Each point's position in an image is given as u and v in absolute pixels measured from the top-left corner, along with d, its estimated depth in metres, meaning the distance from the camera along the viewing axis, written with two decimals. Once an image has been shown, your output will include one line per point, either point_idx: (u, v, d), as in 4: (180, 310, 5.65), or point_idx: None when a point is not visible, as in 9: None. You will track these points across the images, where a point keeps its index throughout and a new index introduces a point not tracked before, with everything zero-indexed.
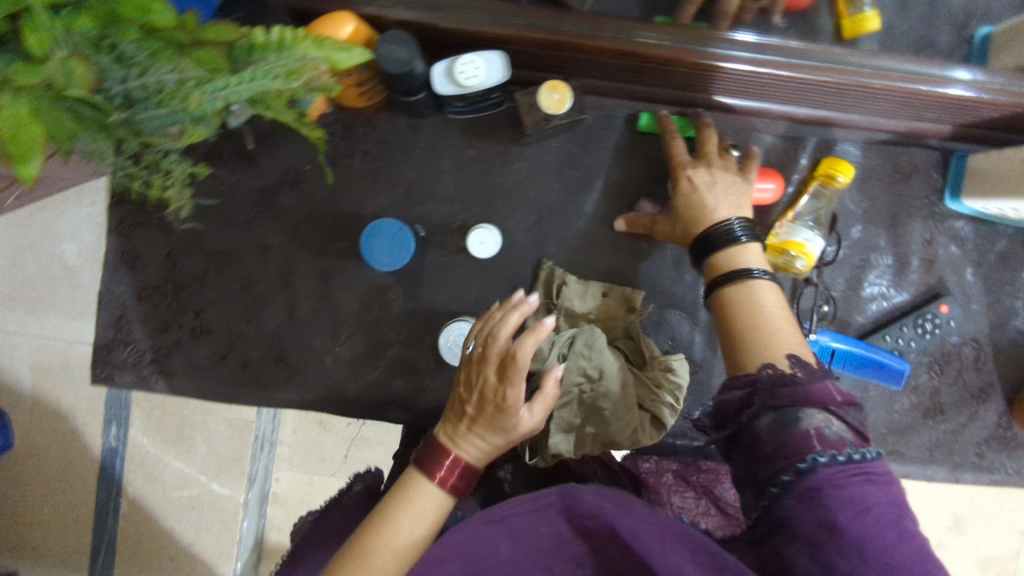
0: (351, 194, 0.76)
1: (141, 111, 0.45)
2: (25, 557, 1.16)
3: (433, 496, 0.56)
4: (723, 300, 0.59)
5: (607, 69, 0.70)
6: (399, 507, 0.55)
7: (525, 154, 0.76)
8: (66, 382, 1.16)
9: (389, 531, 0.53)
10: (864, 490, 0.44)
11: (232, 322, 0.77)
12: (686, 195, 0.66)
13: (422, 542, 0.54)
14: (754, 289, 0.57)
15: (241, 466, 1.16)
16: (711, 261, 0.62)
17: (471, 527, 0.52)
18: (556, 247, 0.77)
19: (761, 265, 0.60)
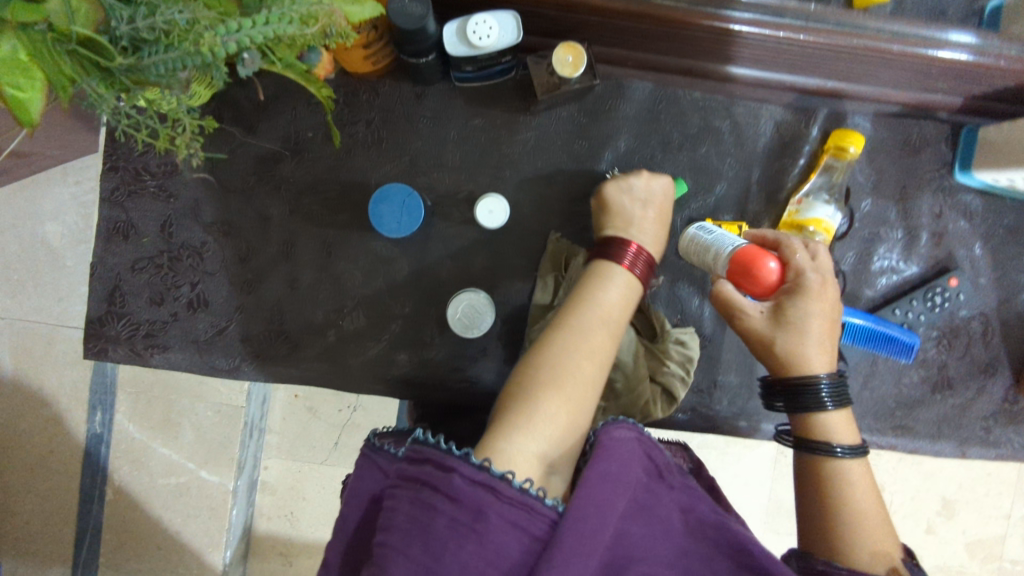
0: (354, 163, 0.74)
1: (148, 55, 0.42)
2: (9, 545, 1.13)
3: (623, 278, 0.64)
4: (822, 472, 0.57)
5: (620, 33, 0.69)
6: (595, 283, 0.63)
7: (533, 123, 0.74)
8: (51, 365, 1.12)
9: (592, 308, 0.61)
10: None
11: (232, 294, 0.74)
12: (803, 324, 0.58)
13: (619, 311, 0.62)
14: (846, 472, 0.57)
15: (229, 453, 1.13)
16: (804, 420, 0.59)
17: (634, 451, 0.53)
18: (564, 220, 0.75)
19: (849, 437, 0.58)
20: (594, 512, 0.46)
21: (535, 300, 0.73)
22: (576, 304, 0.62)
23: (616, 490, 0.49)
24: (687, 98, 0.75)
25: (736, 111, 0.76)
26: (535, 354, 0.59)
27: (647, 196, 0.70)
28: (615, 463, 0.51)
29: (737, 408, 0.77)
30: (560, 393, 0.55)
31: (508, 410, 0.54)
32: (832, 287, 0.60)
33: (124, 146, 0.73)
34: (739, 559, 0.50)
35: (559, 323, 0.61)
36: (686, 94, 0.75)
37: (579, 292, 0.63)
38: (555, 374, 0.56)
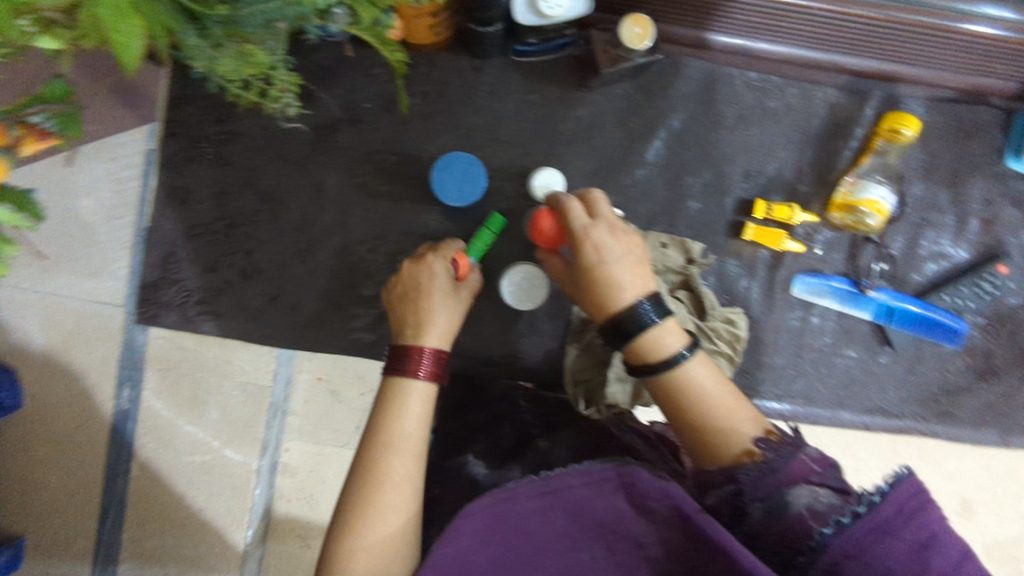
0: (410, 135, 0.74)
1: (247, 5, 0.42)
2: (34, 518, 1.13)
3: (421, 392, 0.57)
4: (666, 394, 0.51)
5: (684, 6, 0.71)
6: (388, 410, 0.56)
7: (589, 100, 0.75)
8: (78, 342, 1.11)
9: (379, 435, 0.54)
10: (890, 543, 0.38)
11: (284, 263, 0.74)
12: (598, 263, 0.53)
13: (420, 428, 0.56)
14: (687, 376, 0.51)
15: (257, 432, 1.13)
16: (633, 352, 0.52)
17: (524, 502, 0.49)
18: (616, 197, 0.76)
19: (684, 344, 0.51)
20: (506, 526, 0.49)
21: None
22: (370, 439, 0.54)
23: (498, 537, 0.48)
24: (742, 78, 0.76)
25: (790, 93, 0.76)
26: (363, 487, 0.52)
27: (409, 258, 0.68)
28: (484, 523, 0.48)
29: (782, 389, 0.78)
30: (391, 509, 0.51)
31: (340, 535, 0.50)
32: (617, 228, 0.56)
33: (183, 112, 0.74)
34: (680, 529, 0.44)
35: (379, 439, 0.54)
36: (740, 73, 0.76)
37: (371, 424, 0.55)
38: (372, 498, 0.51)
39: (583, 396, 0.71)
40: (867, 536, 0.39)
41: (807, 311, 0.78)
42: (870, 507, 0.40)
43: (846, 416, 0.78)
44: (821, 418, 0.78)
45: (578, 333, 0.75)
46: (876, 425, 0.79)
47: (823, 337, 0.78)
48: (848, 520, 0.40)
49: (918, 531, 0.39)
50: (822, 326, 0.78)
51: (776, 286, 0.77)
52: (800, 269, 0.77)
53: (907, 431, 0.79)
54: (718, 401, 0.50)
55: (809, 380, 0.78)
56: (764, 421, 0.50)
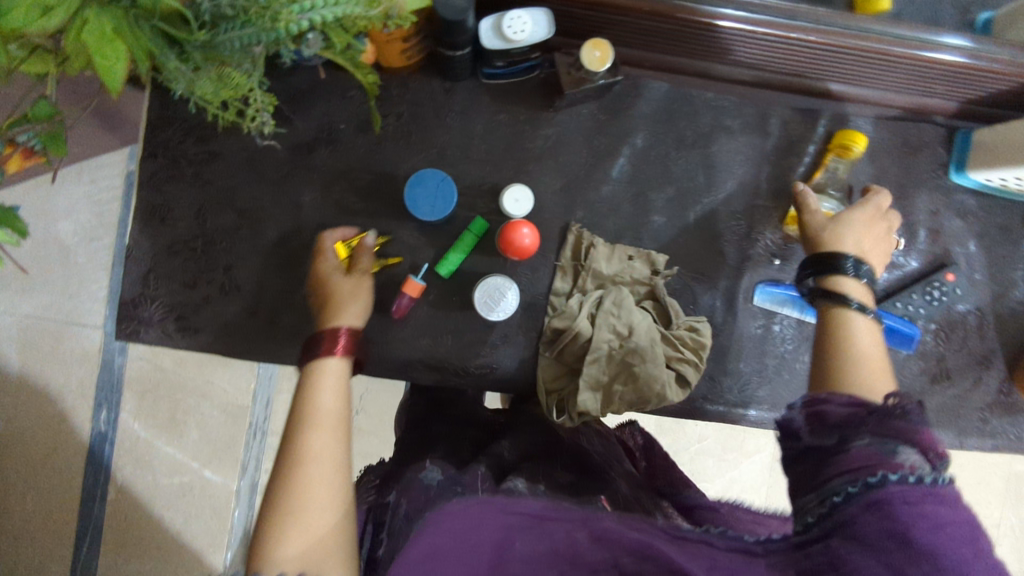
0: (385, 154, 0.77)
1: (225, 32, 0.45)
2: (5, 547, 1.10)
3: (335, 368, 0.65)
4: (836, 324, 0.66)
5: (645, 35, 0.75)
6: (308, 389, 0.62)
7: (556, 120, 0.78)
8: (55, 365, 1.12)
9: (302, 416, 0.60)
10: (938, 512, 0.45)
11: (262, 278, 0.76)
12: (831, 233, 0.72)
13: (338, 401, 0.62)
14: (852, 315, 0.66)
15: (235, 453, 1.13)
16: (824, 281, 0.69)
17: (491, 515, 0.52)
18: (583, 212, 0.79)
19: (863, 298, 0.68)
20: (480, 540, 0.51)
21: (552, 289, 0.77)
22: (292, 420, 0.61)
23: (465, 545, 0.51)
24: (701, 98, 0.80)
25: (747, 112, 0.81)
26: (289, 461, 0.57)
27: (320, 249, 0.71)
28: (457, 527, 0.51)
29: (748, 396, 0.80)
30: (317, 484, 0.56)
31: (272, 513, 0.54)
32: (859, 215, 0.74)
33: (162, 133, 0.76)
34: (652, 559, 0.51)
35: (300, 416, 0.60)
36: (699, 95, 0.80)
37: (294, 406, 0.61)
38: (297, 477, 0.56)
39: (555, 405, 0.76)
40: (925, 498, 0.45)
41: (769, 319, 0.81)
42: (929, 481, 0.46)
43: None
44: None
45: (548, 344, 0.76)
46: None
47: (785, 344, 0.81)
48: (907, 481, 0.46)
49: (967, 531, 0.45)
50: (784, 333, 0.81)
51: (738, 295, 0.81)
52: (761, 280, 0.81)
53: None
54: (876, 354, 0.64)
55: (775, 387, 0.81)
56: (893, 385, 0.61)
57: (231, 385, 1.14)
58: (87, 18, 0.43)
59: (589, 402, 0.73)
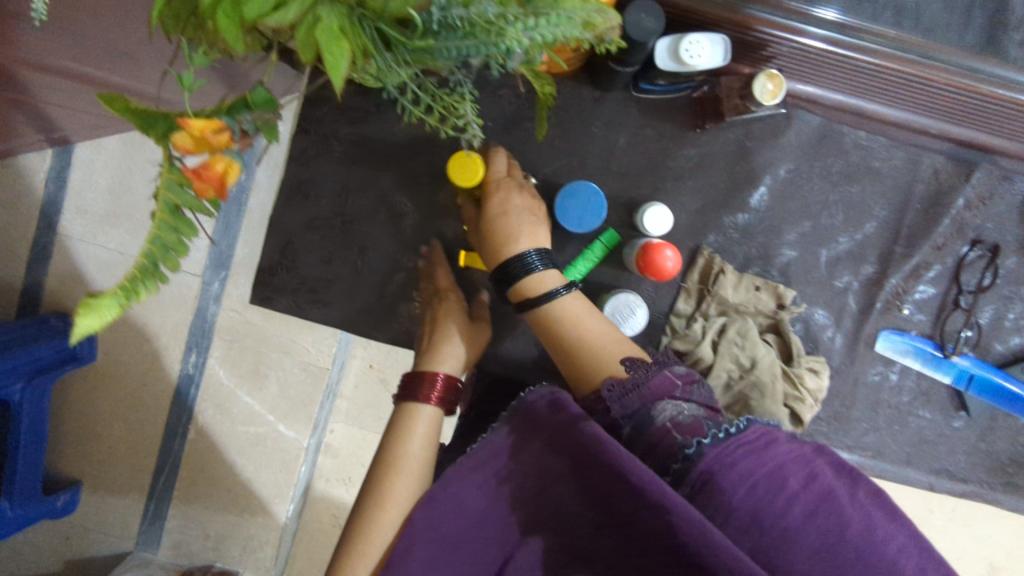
0: (527, 156, 0.78)
1: (444, 40, 0.45)
2: (90, 468, 1.15)
3: (429, 415, 0.64)
4: (547, 322, 0.61)
5: (805, 65, 0.71)
6: (400, 429, 0.63)
7: (700, 141, 0.78)
8: (153, 304, 1.10)
9: (392, 454, 0.60)
10: (753, 462, 0.45)
11: (394, 262, 0.79)
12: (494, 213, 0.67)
13: (427, 446, 0.62)
14: (564, 305, 0.61)
15: (310, 410, 1.13)
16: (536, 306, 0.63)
17: (460, 477, 0.54)
18: (715, 237, 0.79)
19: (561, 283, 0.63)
20: (453, 503, 0.53)
21: (674, 310, 0.78)
22: (380, 462, 0.60)
23: (439, 517, 0.53)
24: (851, 137, 0.79)
25: (897, 155, 0.79)
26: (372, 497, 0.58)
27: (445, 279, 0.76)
28: (427, 522, 0.53)
29: (851, 439, 0.80)
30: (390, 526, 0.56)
31: (347, 542, 0.56)
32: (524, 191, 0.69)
33: (317, 111, 0.78)
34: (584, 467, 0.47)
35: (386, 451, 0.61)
36: (851, 133, 0.79)
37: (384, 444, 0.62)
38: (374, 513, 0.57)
39: None
40: (736, 454, 0.46)
41: (888, 368, 0.80)
42: (729, 433, 0.47)
43: (912, 474, 0.81)
44: (888, 470, 0.81)
45: None
46: (941, 487, 0.81)
47: (900, 394, 0.80)
48: (722, 437, 0.47)
49: (773, 457, 0.45)
50: (901, 383, 0.80)
51: (860, 339, 0.80)
52: (885, 326, 0.80)
53: (970, 495, 0.81)
54: (599, 333, 0.60)
55: (880, 436, 0.81)
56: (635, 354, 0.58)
57: (315, 345, 1.12)
58: (321, 15, 0.42)
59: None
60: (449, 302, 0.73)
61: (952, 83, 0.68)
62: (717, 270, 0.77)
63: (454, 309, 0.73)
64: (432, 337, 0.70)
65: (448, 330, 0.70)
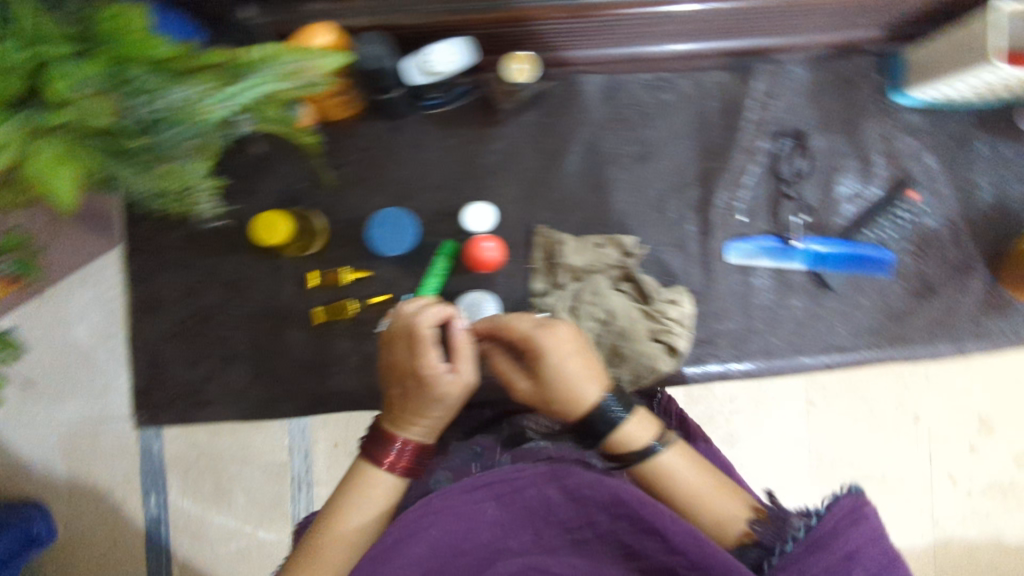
0: (349, 201, 0.81)
1: (161, 133, 0.49)
2: None
3: (384, 488, 0.63)
4: (644, 476, 0.61)
5: (566, 34, 0.75)
6: (347, 493, 0.62)
7: (502, 134, 0.82)
8: (94, 460, 1.08)
9: (330, 521, 0.61)
10: (844, 539, 0.53)
11: (260, 341, 0.80)
12: (553, 368, 0.61)
13: (374, 523, 0.61)
14: (663, 466, 0.60)
15: (285, 507, 1.09)
16: (609, 443, 0.61)
17: (457, 496, 0.61)
18: (547, 213, 0.83)
19: (654, 437, 0.60)
20: (456, 517, 0.61)
21: (531, 291, 0.81)
22: (323, 521, 0.61)
23: (425, 535, 0.60)
24: (635, 82, 0.83)
25: (683, 83, 0.84)
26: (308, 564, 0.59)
27: (434, 360, 0.61)
28: (420, 526, 0.60)
29: (738, 351, 0.83)
30: None
31: None
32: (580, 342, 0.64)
33: (141, 228, 0.80)
34: (615, 511, 0.57)
35: (325, 515, 0.62)
36: (635, 79, 0.83)
37: (326, 512, 0.62)
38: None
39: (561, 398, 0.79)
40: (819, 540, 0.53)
41: (746, 274, 0.83)
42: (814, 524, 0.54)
43: (806, 361, 0.84)
44: (784, 366, 0.84)
45: None
46: (836, 364, 0.84)
47: (765, 293, 0.84)
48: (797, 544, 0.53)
49: (851, 541, 0.53)
50: (763, 283, 0.84)
51: (711, 257, 0.83)
52: (729, 237, 0.83)
53: (865, 361, 0.84)
54: (697, 480, 0.60)
55: (764, 338, 0.83)
56: (750, 498, 0.60)
57: (269, 441, 1.09)
58: (36, 151, 0.45)
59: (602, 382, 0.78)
60: (439, 378, 0.62)
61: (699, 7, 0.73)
62: (557, 242, 0.81)
63: (449, 382, 0.62)
64: (392, 419, 0.64)
65: (411, 417, 0.63)
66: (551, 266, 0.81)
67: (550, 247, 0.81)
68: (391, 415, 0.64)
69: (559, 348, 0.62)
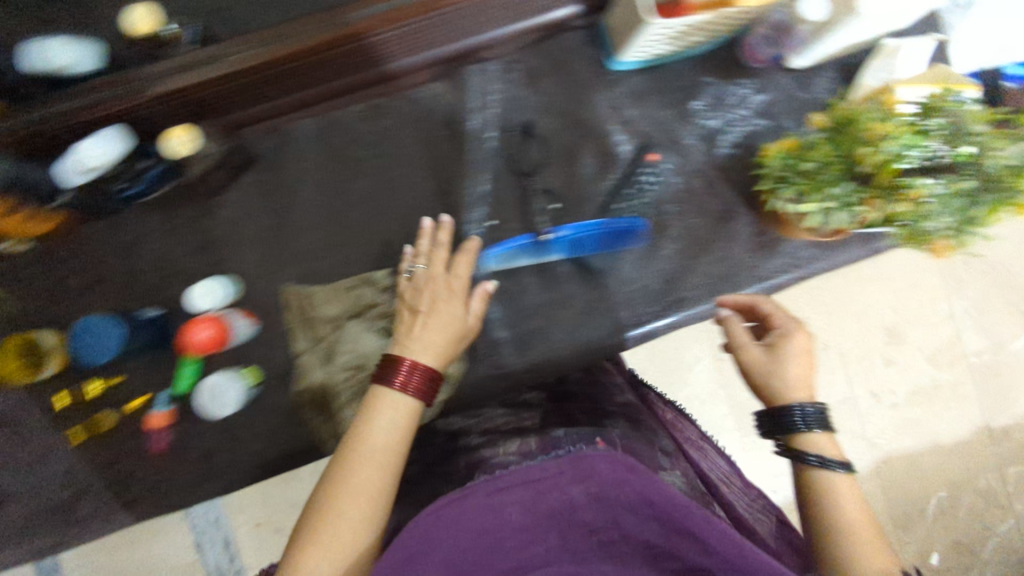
0: (83, 309, 0.77)
1: None
2: None
3: (398, 402, 0.63)
4: (811, 487, 0.62)
5: (233, 96, 0.73)
6: (364, 417, 0.63)
7: (225, 202, 0.80)
8: None
9: (358, 444, 0.60)
10: None
11: (21, 479, 0.75)
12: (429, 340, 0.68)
13: (398, 438, 0.62)
14: (834, 483, 0.62)
15: None
16: (789, 443, 0.65)
17: (482, 499, 0.46)
18: (291, 269, 0.80)
19: (838, 457, 0.63)
20: (488, 511, 0.46)
21: (293, 353, 0.79)
22: (350, 440, 0.61)
23: (490, 524, 0.46)
24: (347, 116, 0.81)
25: (397, 104, 0.81)
26: (323, 494, 0.57)
27: (455, 281, 0.74)
28: (448, 535, 0.45)
29: (522, 359, 0.80)
30: (346, 519, 0.55)
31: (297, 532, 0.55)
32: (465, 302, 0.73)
33: None
34: (643, 514, 0.46)
35: (347, 443, 0.60)
36: (347, 113, 0.81)
37: (348, 436, 0.61)
38: (339, 505, 0.56)
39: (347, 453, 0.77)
40: None
41: (509, 278, 0.81)
42: None
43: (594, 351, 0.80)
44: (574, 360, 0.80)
45: (314, 407, 0.77)
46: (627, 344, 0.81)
47: (534, 292, 0.81)
48: None
49: None
50: (529, 283, 0.81)
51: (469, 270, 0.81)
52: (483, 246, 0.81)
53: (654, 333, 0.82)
54: (862, 513, 0.60)
55: (547, 339, 0.80)
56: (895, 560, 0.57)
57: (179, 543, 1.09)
58: None
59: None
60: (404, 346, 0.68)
61: (354, 39, 0.70)
62: (306, 297, 0.79)
63: (404, 346, 0.68)
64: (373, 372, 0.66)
65: (356, 391, 0.65)
66: (305, 323, 0.79)
67: (301, 305, 0.79)
68: (391, 358, 0.68)
69: (795, 345, 0.68)
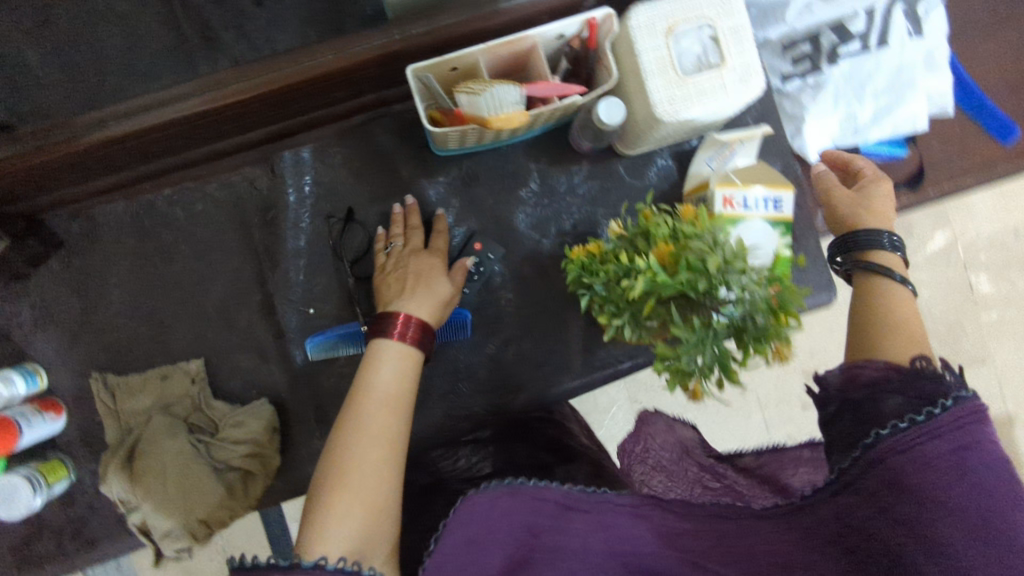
0: None
1: None
2: None
3: (400, 351, 0.62)
4: (868, 287, 0.62)
5: (22, 187, 0.71)
6: (368, 370, 0.61)
7: (36, 287, 0.81)
8: None
9: (362, 393, 0.59)
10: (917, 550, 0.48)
11: None
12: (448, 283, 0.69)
13: (402, 386, 0.61)
14: (888, 286, 0.61)
15: None
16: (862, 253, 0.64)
17: (526, 501, 0.53)
18: (103, 355, 0.81)
19: (897, 266, 0.63)
20: (506, 519, 0.52)
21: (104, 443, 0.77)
22: (353, 400, 0.59)
23: (500, 530, 0.52)
24: (160, 201, 0.81)
25: (211, 188, 0.82)
26: (338, 442, 0.56)
27: (431, 246, 0.73)
28: (496, 516, 0.52)
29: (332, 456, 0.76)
30: (363, 476, 0.54)
31: (312, 504, 0.53)
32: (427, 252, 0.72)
33: None
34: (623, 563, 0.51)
35: (355, 396, 0.59)
36: (160, 199, 0.81)
37: (358, 388, 0.60)
38: (349, 466, 0.54)
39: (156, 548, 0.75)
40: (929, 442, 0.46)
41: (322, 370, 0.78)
42: (924, 416, 0.47)
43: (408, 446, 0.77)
44: None
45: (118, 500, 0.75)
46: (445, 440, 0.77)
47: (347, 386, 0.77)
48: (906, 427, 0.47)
49: (960, 444, 0.45)
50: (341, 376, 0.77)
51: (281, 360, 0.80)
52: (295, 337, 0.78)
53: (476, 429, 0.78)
54: (915, 315, 0.59)
55: None
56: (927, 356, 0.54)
57: None
58: None
59: (171, 515, 0.72)
60: (438, 282, 0.68)
61: (142, 134, 0.69)
62: (115, 387, 0.79)
63: (438, 278, 0.69)
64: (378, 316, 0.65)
65: (416, 300, 0.66)
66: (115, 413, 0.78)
67: (110, 394, 0.79)
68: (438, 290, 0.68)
69: (883, 190, 0.68)
